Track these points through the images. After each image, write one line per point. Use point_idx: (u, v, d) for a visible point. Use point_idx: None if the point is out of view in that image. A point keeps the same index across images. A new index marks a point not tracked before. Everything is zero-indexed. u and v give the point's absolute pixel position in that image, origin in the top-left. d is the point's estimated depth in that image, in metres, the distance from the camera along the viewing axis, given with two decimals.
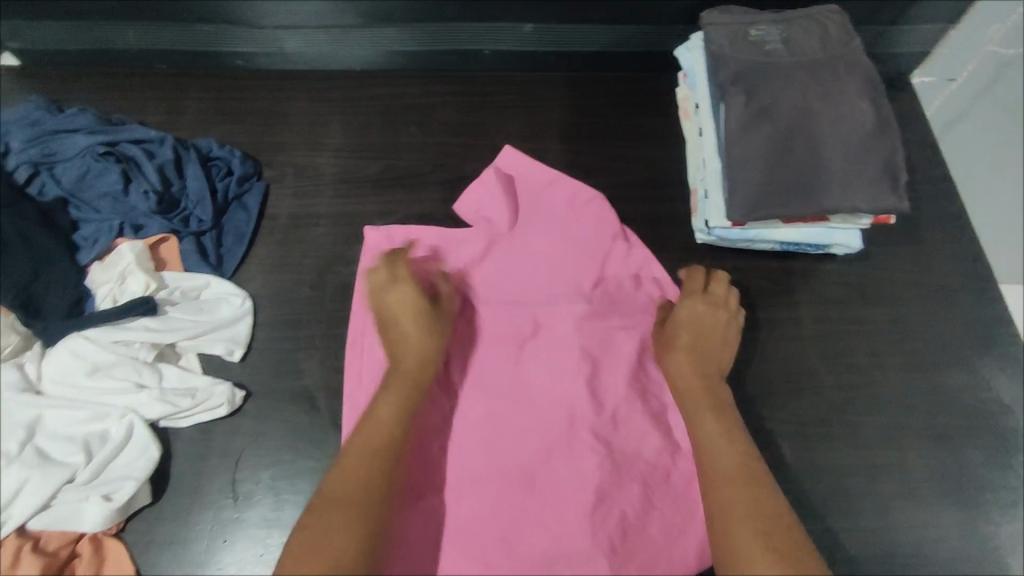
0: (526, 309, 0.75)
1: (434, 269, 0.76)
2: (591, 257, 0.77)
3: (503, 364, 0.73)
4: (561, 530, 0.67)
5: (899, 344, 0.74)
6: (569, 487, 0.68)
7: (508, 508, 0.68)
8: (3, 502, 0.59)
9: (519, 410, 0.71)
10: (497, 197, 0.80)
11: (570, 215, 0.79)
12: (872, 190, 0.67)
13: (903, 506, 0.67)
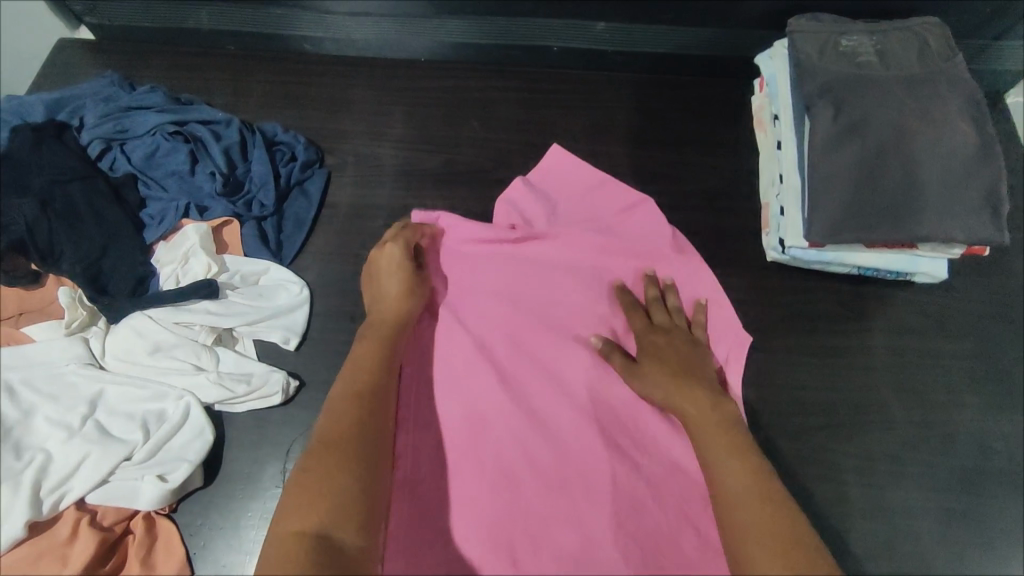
0: (570, 310, 0.72)
1: (478, 258, 0.74)
2: (641, 260, 0.74)
3: (541, 357, 0.70)
4: (592, 533, 0.62)
5: (979, 382, 0.70)
6: (601, 489, 0.64)
7: (540, 513, 0.63)
8: (65, 474, 0.60)
9: (559, 414, 0.67)
10: (543, 198, 0.78)
11: (617, 221, 0.77)
12: (969, 218, 0.63)
13: (975, 552, 0.64)
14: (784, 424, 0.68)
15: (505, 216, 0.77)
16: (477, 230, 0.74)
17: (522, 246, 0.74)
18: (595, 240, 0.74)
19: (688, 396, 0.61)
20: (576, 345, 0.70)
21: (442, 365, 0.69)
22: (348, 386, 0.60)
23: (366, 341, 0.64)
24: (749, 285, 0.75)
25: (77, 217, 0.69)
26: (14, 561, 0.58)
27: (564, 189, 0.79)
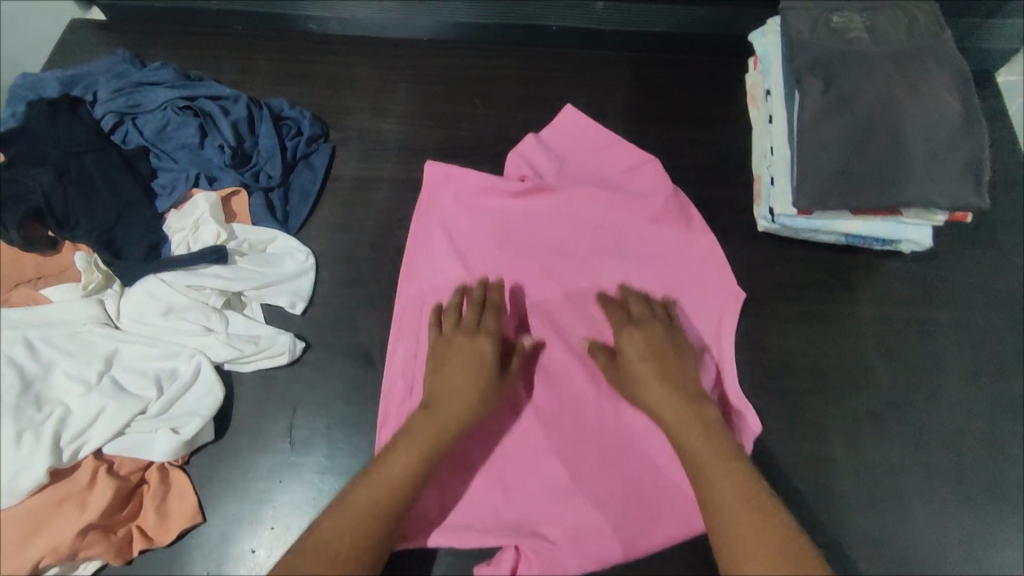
0: (573, 260, 0.74)
1: (484, 208, 0.76)
2: (641, 215, 0.75)
3: (538, 305, 0.72)
4: (578, 468, 0.66)
5: (963, 348, 0.72)
6: (590, 428, 0.67)
7: (530, 447, 0.67)
8: (83, 425, 0.63)
9: (558, 357, 0.70)
10: (549, 152, 0.79)
11: (622, 178, 0.78)
12: (953, 186, 0.65)
13: (954, 507, 0.66)
14: (773, 387, 0.71)
15: (515, 168, 0.78)
16: (486, 181, 0.76)
17: (526, 198, 0.76)
18: (599, 195, 0.76)
19: (694, 437, 0.58)
20: (572, 294, 0.73)
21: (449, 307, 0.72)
22: (393, 485, 0.56)
23: (418, 428, 0.59)
24: (741, 255, 0.77)
25: (91, 187, 0.72)
26: (35, 506, 0.60)
27: (573, 145, 0.80)
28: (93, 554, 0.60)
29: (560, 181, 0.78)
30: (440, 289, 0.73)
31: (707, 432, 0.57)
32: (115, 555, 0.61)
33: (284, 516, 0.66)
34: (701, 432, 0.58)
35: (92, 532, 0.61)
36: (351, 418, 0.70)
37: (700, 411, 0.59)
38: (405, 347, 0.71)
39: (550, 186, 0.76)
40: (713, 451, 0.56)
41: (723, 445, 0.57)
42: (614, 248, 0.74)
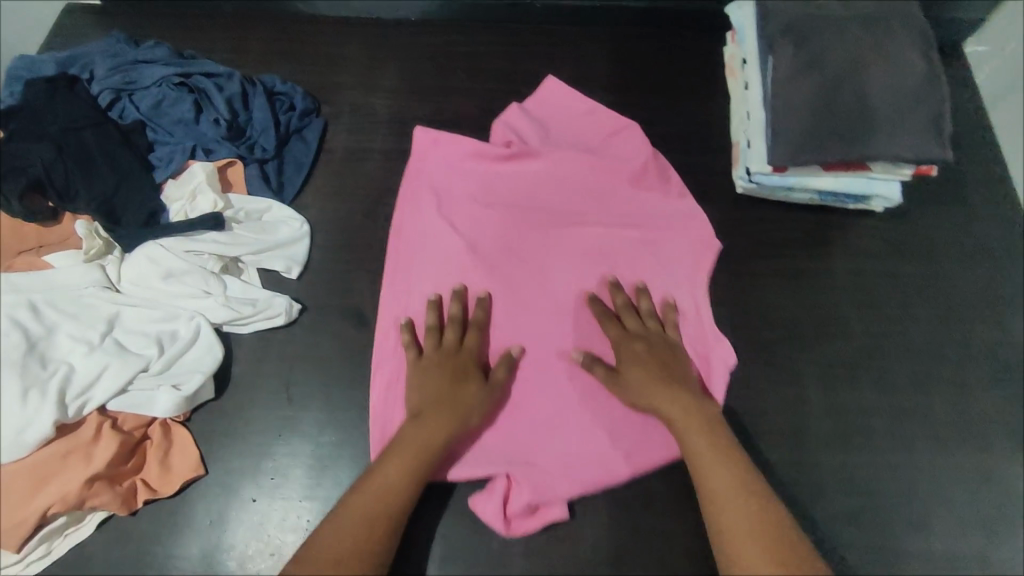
0: (559, 218, 0.77)
1: (471, 170, 0.79)
2: (622, 173, 0.78)
3: (526, 258, 0.75)
4: (569, 410, 0.68)
5: (931, 298, 0.76)
6: (579, 372, 0.70)
7: (521, 391, 0.69)
8: (87, 382, 0.65)
9: (546, 309, 0.73)
10: (532, 118, 0.82)
11: (604, 143, 0.81)
12: (917, 139, 0.68)
13: (926, 445, 0.68)
14: (752, 336, 0.73)
15: (500, 134, 0.81)
16: (472, 146, 0.78)
17: (512, 160, 0.79)
18: (583, 157, 0.79)
19: (695, 436, 0.61)
20: (558, 248, 0.75)
21: (439, 265, 0.74)
22: (383, 491, 0.58)
23: (404, 441, 0.61)
24: (720, 214, 0.81)
25: (90, 159, 0.74)
26: (42, 459, 0.62)
27: (556, 113, 0.83)
28: (99, 504, 0.63)
29: (545, 145, 0.81)
30: (430, 247, 0.75)
31: (708, 432, 0.61)
32: (120, 506, 0.64)
33: (283, 464, 0.68)
34: (701, 433, 0.61)
35: (98, 482, 0.63)
36: (345, 374, 0.72)
37: (702, 412, 0.62)
38: (396, 303, 0.73)
39: (534, 150, 0.79)
40: (712, 450, 0.60)
41: (721, 444, 0.60)
42: (599, 206, 0.77)
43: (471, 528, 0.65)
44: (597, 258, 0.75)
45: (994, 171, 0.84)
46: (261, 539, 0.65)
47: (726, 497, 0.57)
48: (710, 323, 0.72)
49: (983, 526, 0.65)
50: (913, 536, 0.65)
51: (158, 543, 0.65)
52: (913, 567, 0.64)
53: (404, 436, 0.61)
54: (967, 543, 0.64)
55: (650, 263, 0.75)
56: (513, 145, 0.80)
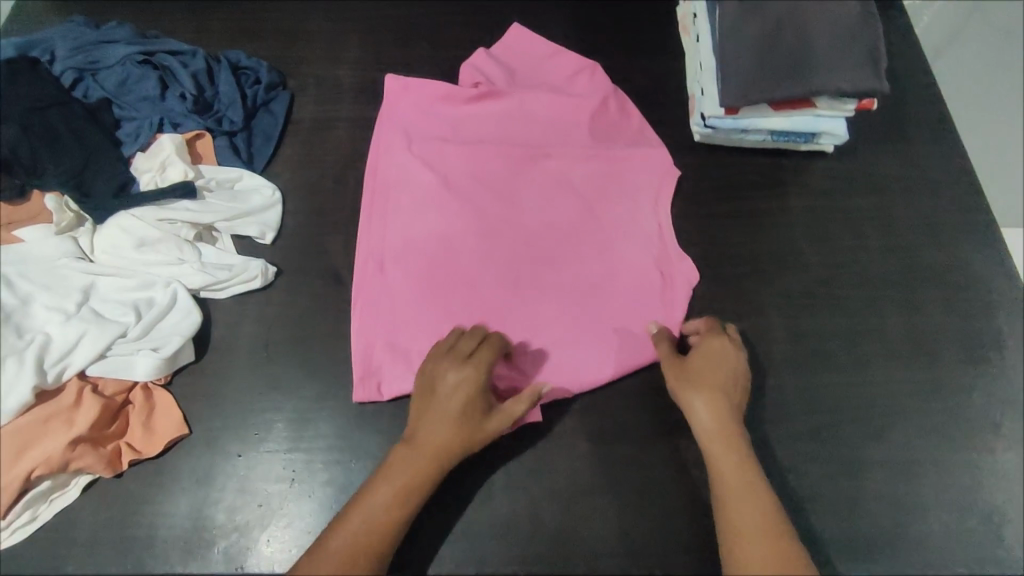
0: (526, 149, 0.82)
1: (442, 111, 0.85)
2: (584, 110, 0.84)
3: (496, 190, 0.80)
4: (540, 320, 0.73)
5: (881, 230, 0.80)
6: (549, 287, 0.75)
7: (495, 306, 0.74)
8: (65, 349, 0.65)
9: (517, 230, 0.78)
10: (498, 63, 0.88)
11: (567, 83, 0.87)
12: (857, 73, 0.72)
13: (883, 363, 0.72)
14: (715, 273, 0.77)
15: (469, 77, 0.86)
16: (443, 88, 0.84)
17: (481, 102, 0.85)
18: (546, 94, 0.85)
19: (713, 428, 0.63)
20: (526, 180, 0.81)
21: (414, 193, 0.79)
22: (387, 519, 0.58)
23: (410, 466, 0.60)
24: (680, 161, 0.84)
25: (56, 137, 0.74)
26: (24, 424, 0.62)
27: (521, 58, 0.89)
28: (85, 466, 0.63)
29: (511, 86, 0.87)
30: (405, 178, 0.80)
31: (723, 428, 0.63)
32: (106, 467, 0.64)
33: (267, 420, 0.69)
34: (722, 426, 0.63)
35: (82, 445, 0.63)
36: (324, 331, 0.74)
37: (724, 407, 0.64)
38: (372, 230, 0.78)
39: (502, 90, 0.85)
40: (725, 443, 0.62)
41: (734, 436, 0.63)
42: (563, 138, 0.83)
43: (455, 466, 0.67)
44: (562, 184, 0.81)
45: (937, 110, 0.87)
46: (247, 493, 0.66)
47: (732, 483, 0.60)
48: (668, 239, 0.78)
49: (938, 433, 0.69)
50: (875, 447, 0.68)
51: (145, 503, 0.65)
52: (876, 475, 0.67)
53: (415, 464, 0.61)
54: (925, 449, 0.68)
55: (611, 191, 0.80)
56: (482, 86, 0.85)
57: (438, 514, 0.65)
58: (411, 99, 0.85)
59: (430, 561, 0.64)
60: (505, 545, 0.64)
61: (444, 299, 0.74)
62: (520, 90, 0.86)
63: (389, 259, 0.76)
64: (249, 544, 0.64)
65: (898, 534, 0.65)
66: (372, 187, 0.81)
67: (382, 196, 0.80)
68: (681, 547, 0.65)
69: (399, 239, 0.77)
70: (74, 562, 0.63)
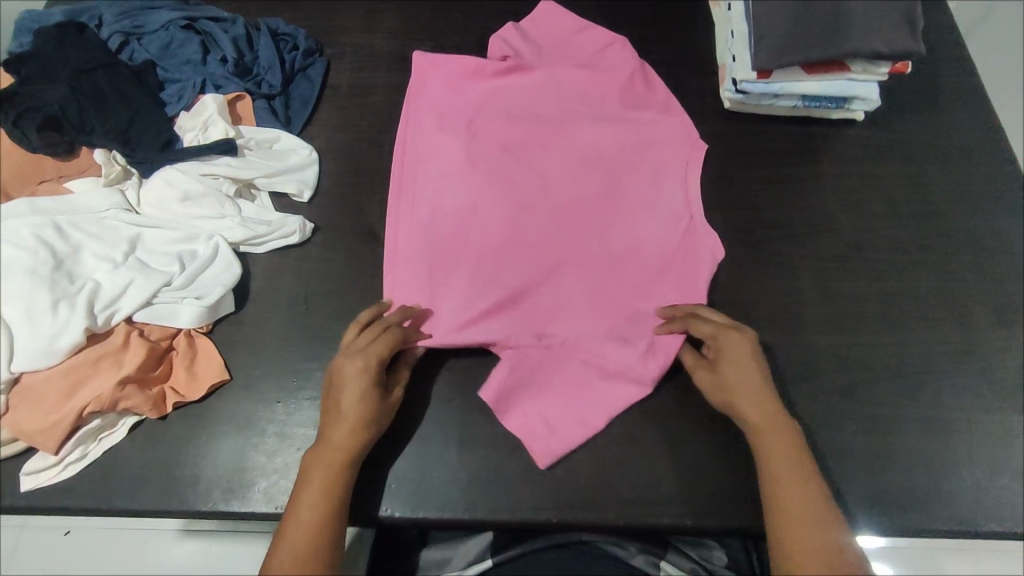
0: (554, 124, 0.82)
1: (469, 85, 0.84)
2: (612, 84, 0.83)
3: (523, 165, 0.79)
4: (567, 295, 0.73)
5: (913, 196, 0.80)
6: (576, 263, 0.74)
7: (523, 280, 0.73)
8: (114, 295, 0.67)
9: (543, 202, 0.77)
10: (526, 39, 0.88)
11: (594, 56, 0.86)
12: (891, 34, 0.73)
13: (915, 325, 0.72)
14: (745, 235, 0.78)
15: (498, 50, 0.86)
16: (472, 60, 0.83)
17: (509, 76, 0.84)
18: (574, 68, 0.84)
19: (801, 501, 0.58)
20: (554, 156, 0.80)
21: (440, 163, 0.79)
22: (329, 498, 0.59)
23: (333, 444, 0.61)
24: (711, 128, 0.84)
25: (104, 98, 0.77)
26: (76, 363, 0.65)
27: (548, 31, 0.89)
28: (131, 406, 0.65)
29: (538, 60, 0.86)
30: (431, 148, 0.80)
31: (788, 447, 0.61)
32: (151, 408, 0.67)
33: (305, 369, 0.71)
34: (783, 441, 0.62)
35: (129, 385, 0.65)
36: (360, 286, 0.76)
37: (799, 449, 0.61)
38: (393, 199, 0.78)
39: (530, 64, 0.85)
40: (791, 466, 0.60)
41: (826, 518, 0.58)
42: (587, 111, 0.83)
43: (486, 415, 0.69)
44: (588, 156, 0.80)
45: (972, 79, 0.87)
46: (287, 437, 0.68)
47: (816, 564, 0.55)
48: (693, 211, 0.77)
49: (970, 394, 0.69)
50: (906, 405, 0.68)
51: (188, 445, 0.67)
52: (908, 432, 0.67)
53: (307, 495, 0.59)
54: (956, 408, 0.69)
55: (640, 166, 0.80)
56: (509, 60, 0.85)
57: (473, 460, 0.67)
58: (439, 71, 0.84)
59: (464, 505, 0.65)
60: (536, 490, 0.66)
61: (468, 265, 0.73)
62: (547, 64, 0.86)
63: (414, 230, 0.75)
64: (288, 486, 0.66)
65: (929, 491, 0.66)
66: (400, 161, 0.81)
67: (410, 169, 0.80)
68: (711, 498, 0.66)
69: (425, 211, 0.76)
70: (122, 499, 0.65)
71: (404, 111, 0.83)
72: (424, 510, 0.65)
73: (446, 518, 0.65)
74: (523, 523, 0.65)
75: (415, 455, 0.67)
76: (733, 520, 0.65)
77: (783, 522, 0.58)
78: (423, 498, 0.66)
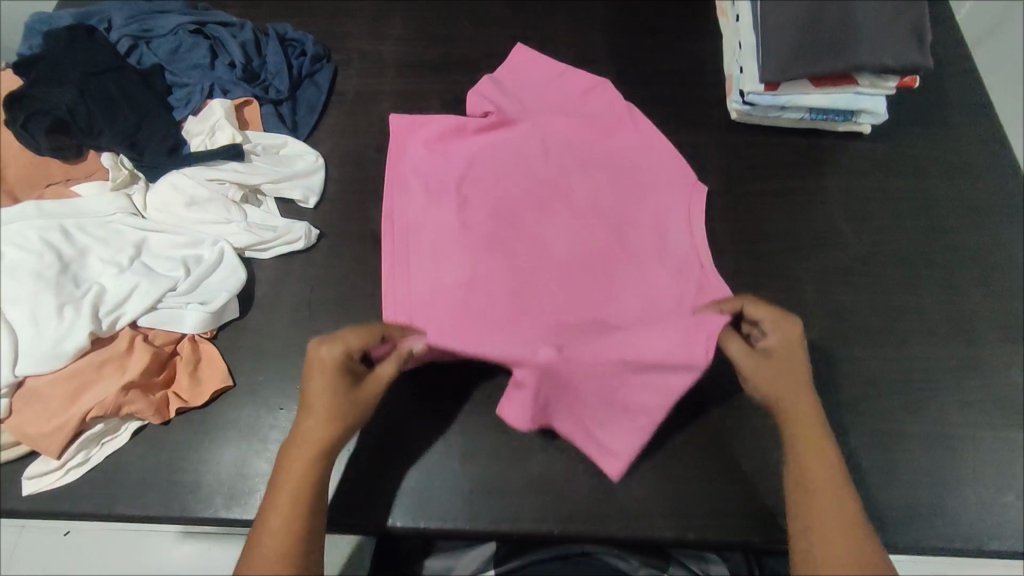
0: (548, 178, 0.80)
1: (455, 145, 0.82)
2: (602, 133, 0.83)
3: (521, 221, 0.78)
4: (579, 349, 0.71)
5: (919, 211, 0.79)
6: (586, 318, 0.73)
7: (533, 340, 0.71)
8: (119, 300, 0.67)
9: (547, 260, 0.76)
10: (505, 91, 0.87)
11: (580, 104, 0.86)
12: (900, 49, 0.73)
13: (920, 340, 0.72)
14: (751, 248, 0.78)
15: (478, 106, 0.85)
16: (453, 121, 0.82)
17: (494, 131, 0.83)
18: (560, 119, 0.83)
19: (830, 491, 0.58)
20: (552, 211, 0.79)
21: (435, 233, 0.76)
22: (297, 504, 0.56)
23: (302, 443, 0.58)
24: (716, 140, 0.85)
25: (112, 101, 0.77)
26: (79, 368, 0.65)
27: (525, 80, 0.88)
28: (134, 411, 0.65)
29: (521, 112, 0.85)
30: (424, 217, 0.77)
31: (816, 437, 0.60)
32: (154, 414, 0.66)
33: None
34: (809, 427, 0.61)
35: (133, 391, 0.65)
36: (365, 293, 0.76)
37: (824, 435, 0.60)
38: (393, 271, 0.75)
39: (513, 118, 0.84)
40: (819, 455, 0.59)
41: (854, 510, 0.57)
42: (581, 160, 0.82)
43: (489, 425, 0.69)
44: (587, 210, 0.79)
45: (978, 93, 0.87)
46: None
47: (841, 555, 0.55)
48: (703, 251, 0.77)
49: (973, 410, 0.69)
50: (910, 421, 0.68)
51: (190, 451, 0.67)
52: (912, 449, 0.67)
53: (275, 500, 0.57)
54: (961, 425, 0.68)
55: (644, 210, 0.79)
56: (491, 116, 0.84)
57: (475, 470, 0.67)
58: (420, 132, 0.83)
59: (465, 516, 0.65)
60: (538, 501, 0.66)
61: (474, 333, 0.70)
62: (531, 116, 0.85)
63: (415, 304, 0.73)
64: None
65: (932, 508, 0.65)
66: (392, 227, 0.78)
67: (405, 236, 0.77)
68: (713, 512, 0.65)
69: (425, 279, 0.74)
70: (123, 504, 0.65)
71: (389, 172, 0.81)
72: (425, 519, 0.65)
73: (447, 528, 0.65)
74: (524, 534, 0.65)
75: (418, 463, 0.67)
76: (736, 534, 0.65)
77: (810, 509, 0.57)
78: (424, 508, 0.66)
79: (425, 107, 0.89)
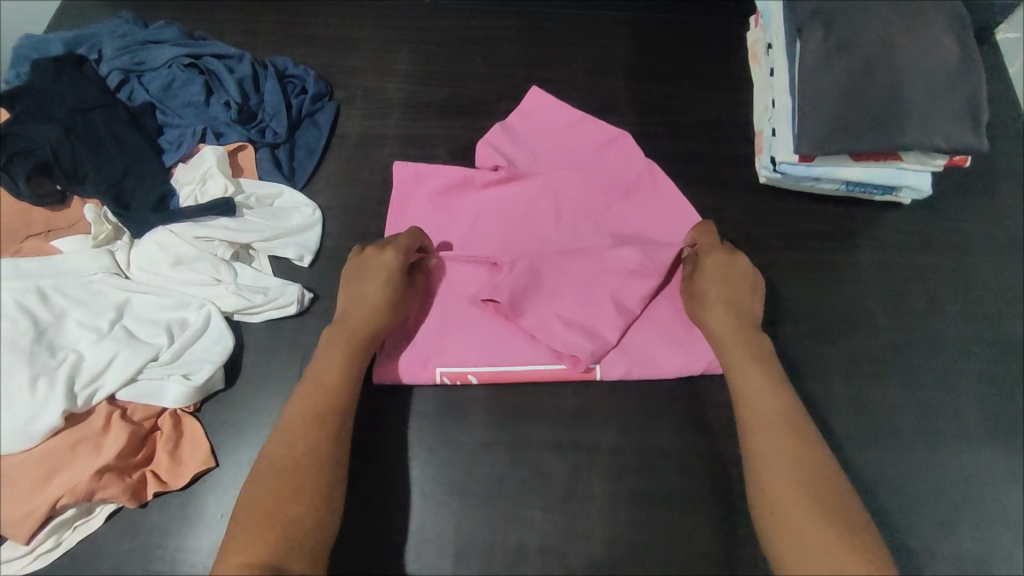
0: (558, 239, 0.75)
1: (461, 202, 0.77)
2: (619, 191, 0.77)
3: None
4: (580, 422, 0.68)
5: (961, 296, 0.73)
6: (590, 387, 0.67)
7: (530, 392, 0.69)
8: (96, 372, 0.63)
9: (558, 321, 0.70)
10: (516, 142, 0.81)
11: (597, 155, 0.80)
12: (952, 128, 0.67)
13: (954, 444, 0.67)
14: (775, 331, 0.72)
15: (488, 158, 0.79)
16: (458, 175, 0.76)
17: (503, 186, 0.77)
18: (575, 175, 0.77)
19: (773, 417, 0.59)
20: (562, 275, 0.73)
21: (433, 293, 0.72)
22: (321, 417, 0.59)
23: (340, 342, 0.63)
24: (742, 206, 0.79)
25: (99, 144, 0.72)
26: (51, 448, 0.61)
27: (542, 127, 0.82)
28: (109, 495, 0.61)
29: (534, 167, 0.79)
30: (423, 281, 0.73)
31: (780, 421, 0.58)
32: (131, 497, 0.63)
33: None
34: (777, 415, 0.59)
35: (108, 474, 0.61)
36: None
37: (794, 428, 0.58)
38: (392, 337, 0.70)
39: (524, 172, 0.78)
40: (786, 447, 0.56)
41: (797, 434, 0.57)
42: (594, 221, 0.76)
43: (484, 521, 0.64)
44: None
45: None
46: None
47: (783, 478, 0.55)
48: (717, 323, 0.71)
49: (1008, 527, 0.64)
50: (940, 538, 0.63)
51: (169, 537, 0.64)
52: (940, 570, 0.62)
53: (301, 408, 0.59)
54: (995, 543, 0.63)
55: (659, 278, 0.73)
56: (502, 169, 0.78)
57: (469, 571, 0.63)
58: (423, 186, 0.77)
59: None
60: None
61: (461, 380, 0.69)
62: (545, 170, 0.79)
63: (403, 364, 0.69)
64: None
65: None
66: None
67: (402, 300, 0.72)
68: None
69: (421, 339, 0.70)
70: None
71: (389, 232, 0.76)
72: None
73: None
74: None
75: (407, 562, 0.63)
76: None
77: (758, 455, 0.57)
78: None
79: (431, 155, 0.83)
